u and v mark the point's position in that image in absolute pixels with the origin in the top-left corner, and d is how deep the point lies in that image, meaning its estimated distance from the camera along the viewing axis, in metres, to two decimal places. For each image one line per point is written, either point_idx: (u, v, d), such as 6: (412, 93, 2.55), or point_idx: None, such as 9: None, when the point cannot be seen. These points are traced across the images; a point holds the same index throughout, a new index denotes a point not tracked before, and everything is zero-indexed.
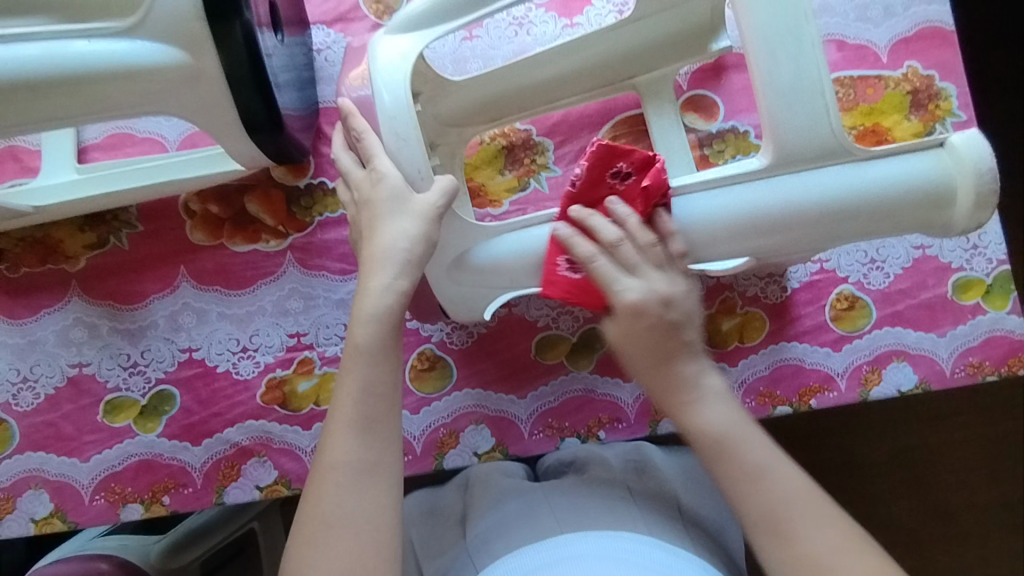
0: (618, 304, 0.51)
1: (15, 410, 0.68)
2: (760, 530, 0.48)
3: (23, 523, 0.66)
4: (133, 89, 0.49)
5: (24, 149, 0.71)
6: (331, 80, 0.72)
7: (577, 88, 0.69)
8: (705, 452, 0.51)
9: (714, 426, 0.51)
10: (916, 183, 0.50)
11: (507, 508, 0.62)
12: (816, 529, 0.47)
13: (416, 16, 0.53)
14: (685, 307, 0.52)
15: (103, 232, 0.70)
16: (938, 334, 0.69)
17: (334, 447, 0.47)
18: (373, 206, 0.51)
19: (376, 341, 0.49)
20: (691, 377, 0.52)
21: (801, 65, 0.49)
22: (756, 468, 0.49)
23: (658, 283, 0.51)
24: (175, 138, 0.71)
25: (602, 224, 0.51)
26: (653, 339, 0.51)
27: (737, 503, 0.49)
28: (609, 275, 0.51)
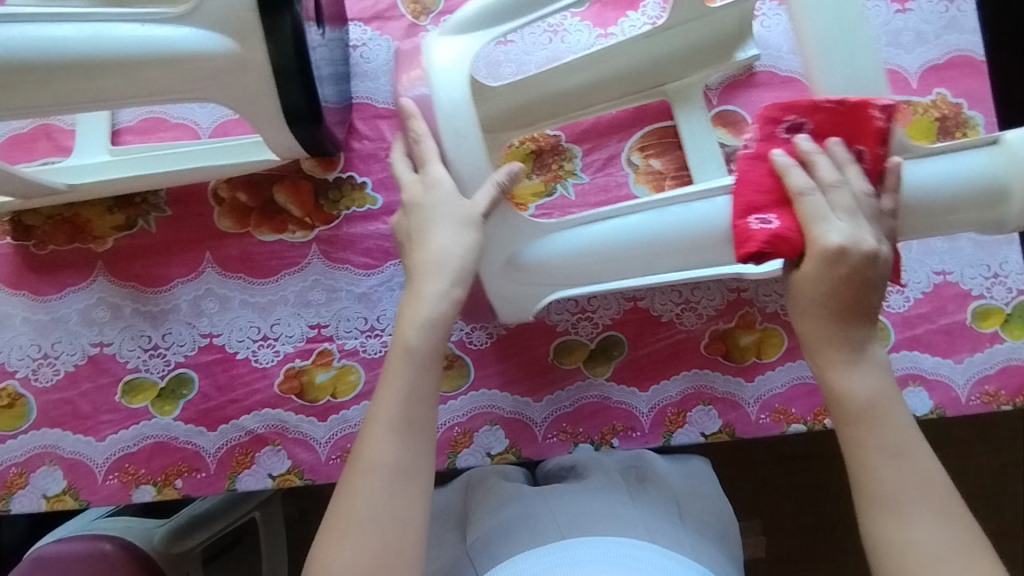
0: (827, 246, 0.49)
1: (33, 386, 0.68)
2: (875, 510, 0.47)
3: (35, 499, 0.67)
4: (179, 74, 0.50)
5: (58, 128, 0.72)
6: (365, 77, 0.73)
7: (609, 94, 0.70)
8: (847, 416, 0.49)
9: (866, 392, 0.50)
10: (969, 180, 0.51)
11: (508, 514, 0.61)
12: (929, 516, 0.46)
13: (468, 18, 0.55)
14: (879, 270, 0.50)
15: (132, 214, 0.71)
16: (955, 360, 0.69)
17: (370, 448, 0.48)
18: (426, 210, 0.52)
19: (426, 345, 0.51)
20: (856, 340, 0.51)
21: (856, 66, 0.53)
22: (901, 447, 0.48)
23: (858, 231, 0.50)
24: (208, 125, 0.72)
25: (835, 160, 0.51)
26: (840, 295, 0.50)
27: (863, 478, 0.48)
28: (818, 213, 0.50)
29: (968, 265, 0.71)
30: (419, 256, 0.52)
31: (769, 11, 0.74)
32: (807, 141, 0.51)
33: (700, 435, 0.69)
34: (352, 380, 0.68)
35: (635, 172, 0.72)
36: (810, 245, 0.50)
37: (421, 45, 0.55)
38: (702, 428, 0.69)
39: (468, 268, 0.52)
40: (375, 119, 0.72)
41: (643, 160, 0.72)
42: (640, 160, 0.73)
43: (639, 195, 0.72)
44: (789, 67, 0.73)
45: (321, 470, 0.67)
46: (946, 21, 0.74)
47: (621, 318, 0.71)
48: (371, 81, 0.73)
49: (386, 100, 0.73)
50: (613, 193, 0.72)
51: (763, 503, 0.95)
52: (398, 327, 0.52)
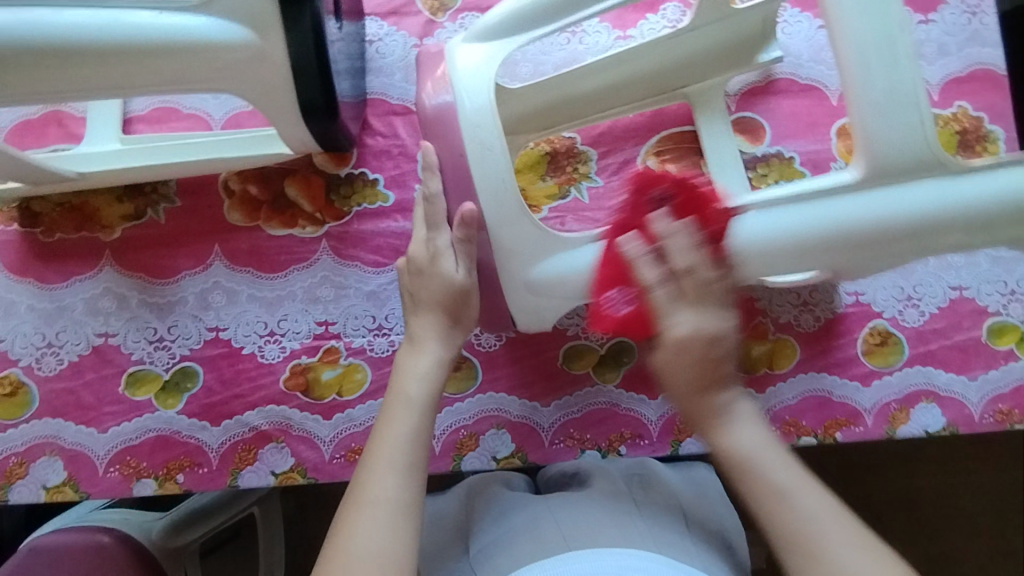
0: (676, 334, 0.50)
1: (36, 374, 0.67)
2: (790, 551, 0.45)
3: (34, 490, 0.66)
4: (196, 65, 0.49)
5: (69, 115, 0.71)
6: (380, 73, 0.72)
7: (629, 97, 0.70)
8: (731, 473, 0.48)
9: (744, 445, 0.48)
10: (1001, 200, 0.49)
11: (511, 523, 0.59)
12: (847, 551, 0.43)
13: (492, 26, 0.54)
14: (724, 337, 0.50)
15: (140, 204, 0.70)
16: (969, 377, 0.69)
17: (376, 484, 0.47)
18: (425, 276, 0.57)
19: (428, 395, 0.53)
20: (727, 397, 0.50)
21: (897, 76, 0.48)
22: (783, 491, 0.46)
23: (708, 319, 0.50)
24: (220, 116, 0.71)
25: (681, 246, 0.51)
26: (687, 361, 0.49)
27: (768, 528, 0.46)
28: (665, 306, 0.50)
29: (985, 281, 0.70)
30: (415, 318, 0.57)
31: (791, 18, 0.74)
32: (661, 223, 0.52)
33: None
34: (358, 379, 0.68)
35: None
36: (663, 335, 0.50)
37: (444, 51, 0.55)
38: None
39: (455, 339, 0.56)
40: (389, 115, 0.72)
41: (659, 165, 0.72)
42: (656, 165, 0.72)
43: None
44: (810, 75, 0.72)
45: (325, 469, 0.66)
46: (969, 34, 0.74)
47: None
48: (386, 76, 0.72)
49: (400, 96, 0.72)
50: (627, 198, 0.71)
51: None
52: (398, 377, 0.54)
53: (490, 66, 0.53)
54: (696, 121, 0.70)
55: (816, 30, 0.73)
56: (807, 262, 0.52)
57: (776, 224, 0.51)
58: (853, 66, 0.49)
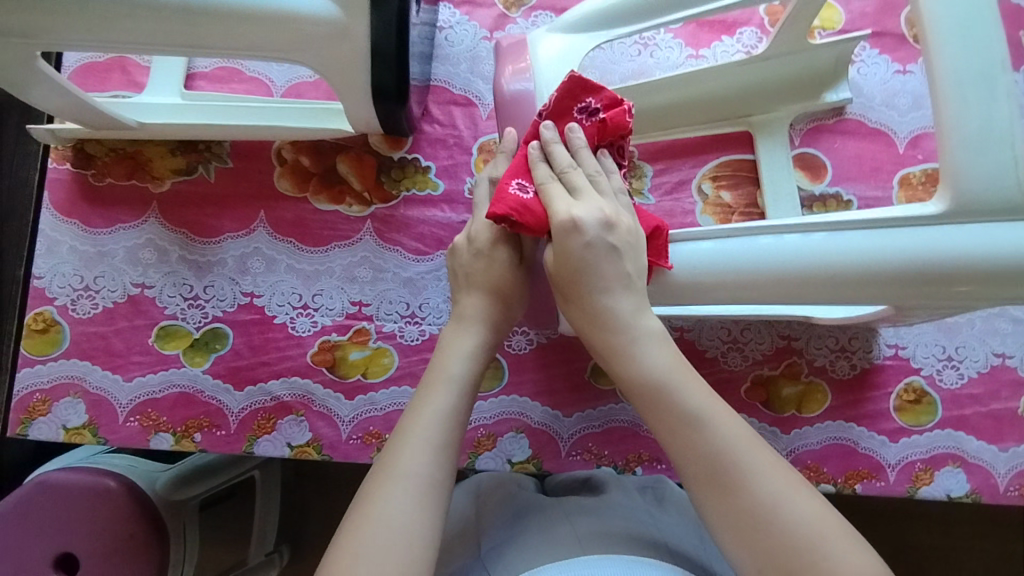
0: (562, 218, 0.47)
1: (70, 315, 0.68)
2: (701, 488, 0.42)
3: (53, 429, 0.66)
4: (274, 33, 0.49)
5: (134, 63, 0.71)
6: (446, 61, 0.71)
7: (692, 119, 0.70)
8: (642, 401, 0.46)
9: (651, 373, 0.46)
10: None
11: (527, 524, 0.58)
12: (759, 479, 0.41)
13: (579, 20, 0.56)
14: (629, 239, 0.49)
15: (193, 159, 0.70)
16: (999, 447, 0.67)
17: (405, 456, 0.48)
18: (485, 258, 0.56)
19: (467, 375, 0.53)
20: (627, 316, 0.47)
21: (992, 115, 0.46)
22: (692, 418, 0.44)
23: (599, 206, 0.49)
24: (282, 84, 0.71)
25: (574, 154, 0.51)
26: (582, 267, 0.47)
27: (680, 462, 0.44)
28: (556, 194, 0.49)
29: None
30: (465, 297, 0.56)
31: (868, 58, 0.72)
32: (548, 130, 0.51)
33: None
34: (384, 364, 0.67)
35: (703, 201, 0.70)
36: (551, 220, 0.48)
37: (526, 40, 0.59)
38: None
39: (500, 330, 0.57)
40: (449, 104, 0.71)
41: (714, 190, 0.71)
42: (710, 190, 0.71)
43: (704, 225, 0.70)
44: (879, 119, 0.71)
45: (340, 448, 0.66)
46: None
47: None
48: (451, 65, 0.71)
49: (463, 87, 0.71)
50: (677, 219, 0.70)
51: None
52: (437, 356, 0.54)
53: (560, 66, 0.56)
54: (758, 152, 0.69)
55: (892, 74, 0.72)
56: (869, 294, 0.48)
57: (839, 245, 0.48)
58: (948, 98, 0.47)
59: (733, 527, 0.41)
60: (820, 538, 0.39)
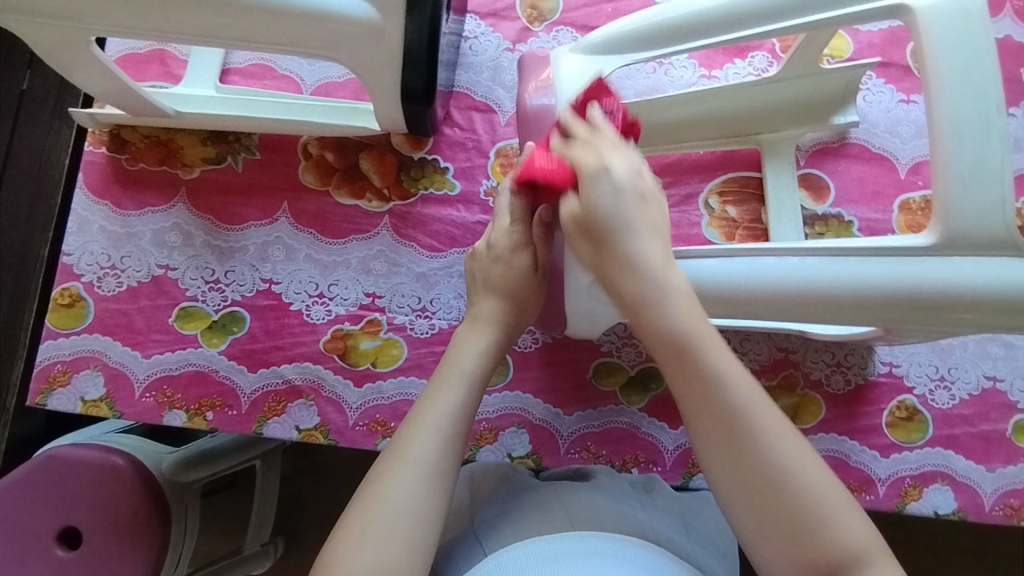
0: (592, 168, 0.48)
1: (95, 292, 0.70)
2: (712, 439, 0.44)
3: (72, 400, 0.69)
4: (313, 31, 0.52)
5: (172, 56, 0.75)
6: (470, 68, 0.75)
7: (703, 134, 0.72)
8: (662, 353, 0.46)
9: (676, 326, 0.45)
10: None
11: (518, 501, 0.61)
12: (770, 442, 0.43)
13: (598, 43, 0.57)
14: (654, 201, 0.49)
15: (222, 150, 0.73)
16: (987, 468, 0.69)
17: (415, 444, 0.50)
18: (502, 264, 0.59)
19: (478, 370, 0.55)
20: (656, 269, 0.46)
21: (986, 154, 0.48)
22: (712, 375, 0.44)
23: (627, 168, 0.48)
24: (312, 82, 0.75)
25: (597, 127, 0.51)
26: (608, 220, 0.47)
27: (694, 413, 0.45)
28: (584, 155, 0.49)
29: (1019, 377, 0.71)
30: (482, 299, 0.59)
31: (874, 87, 0.75)
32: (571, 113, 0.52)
33: None
34: (394, 354, 0.70)
35: (709, 215, 0.73)
36: (581, 169, 0.49)
37: (550, 57, 0.59)
38: None
39: (513, 326, 0.59)
40: (470, 110, 0.74)
41: (720, 205, 0.73)
42: (717, 204, 0.73)
43: (708, 238, 0.73)
44: (882, 145, 0.74)
45: (346, 433, 0.69)
46: None
47: None
48: (474, 73, 0.75)
49: (484, 94, 0.75)
50: (683, 231, 0.73)
51: None
52: (451, 349, 0.57)
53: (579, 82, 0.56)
54: (764, 171, 0.72)
55: (896, 103, 0.75)
56: (860, 316, 0.51)
57: (836, 271, 0.51)
58: (944, 138, 0.49)
59: (737, 480, 0.43)
60: (819, 497, 0.42)
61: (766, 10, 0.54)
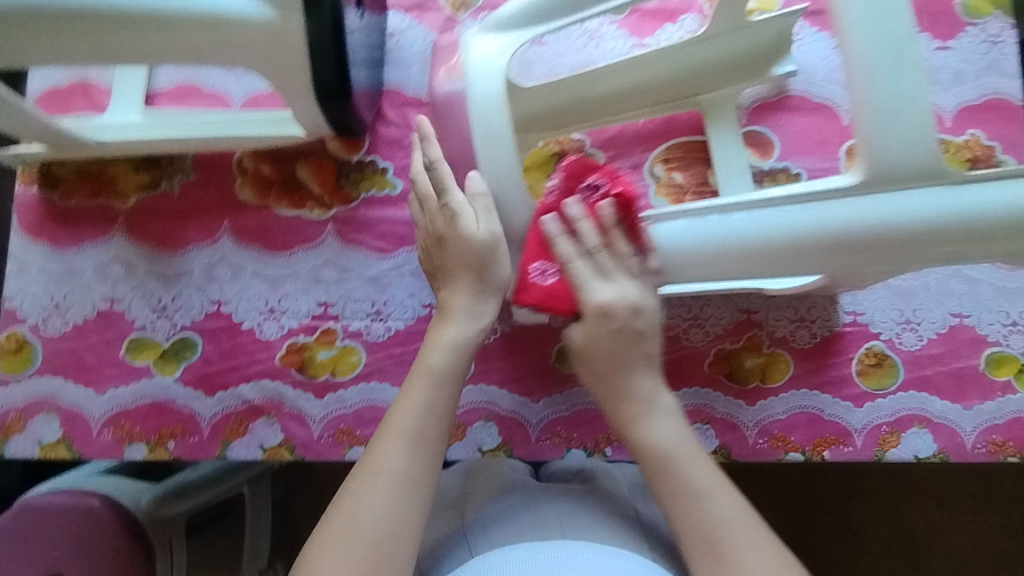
0: (593, 305, 0.55)
1: (42, 333, 0.69)
2: (699, 552, 0.51)
3: (30, 446, 0.67)
4: (212, 37, 0.51)
5: (94, 86, 0.73)
6: (399, 64, 0.74)
7: (641, 103, 0.71)
8: (649, 468, 0.55)
9: (662, 442, 0.55)
10: (1009, 209, 0.47)
11: (511, 501, 0.62)
12: (755, 557, 0.50)
13: (505, 18, 0.56)
14: (648, 320, 0.56)
15: (156, 175, 0.72)
16: (964, 406, 0.68)
17: (385, 454, 0.50)
18: (449, 241, 0.57)
19: (448, 366, 0.55)
20: (643, 393, 0.56)
21: (902, 87, 0.47)
22: (696, 490, 0.53)
23: (632, 290, 0.55)
24: (240, 97, 0.73)
25: (582, 234, 0.55)
26: (611, 346, 0.55)
27: (679, 525, 0.52)
28: (584, 277, 0.55)
29: (986, 310, 0.70)
30: (445, 280, 0.58)
31: (807, 36, 0.74)
32: (575, 208, 0.55)
33: None
34: (352, 361, 0.69)
35: (656, 183, 0.72)
36: (583, 304, 0.56)
37: (462, 40, 0.57)
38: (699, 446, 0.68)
39: (484, 296, 0.57)
40: (403, 106, 0.73)
41: (666, 173, 0.72)
42: (662, 172, 0.72)
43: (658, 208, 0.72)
44: (822, 94, 0.73)
45: (312, 447, 0.67)
46: (987, 62, 0.72)
47: None
48: (403, 68, 0.74)
49: (415, 89, 0.73)
50: None
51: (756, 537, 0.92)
52: (425, 345, 0.56)
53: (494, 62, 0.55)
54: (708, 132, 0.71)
55: (831, 49, 0.74)
56: (798, 267, 0.51)
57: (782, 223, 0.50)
58: (861, 73, 0.48)
59: None
60: None
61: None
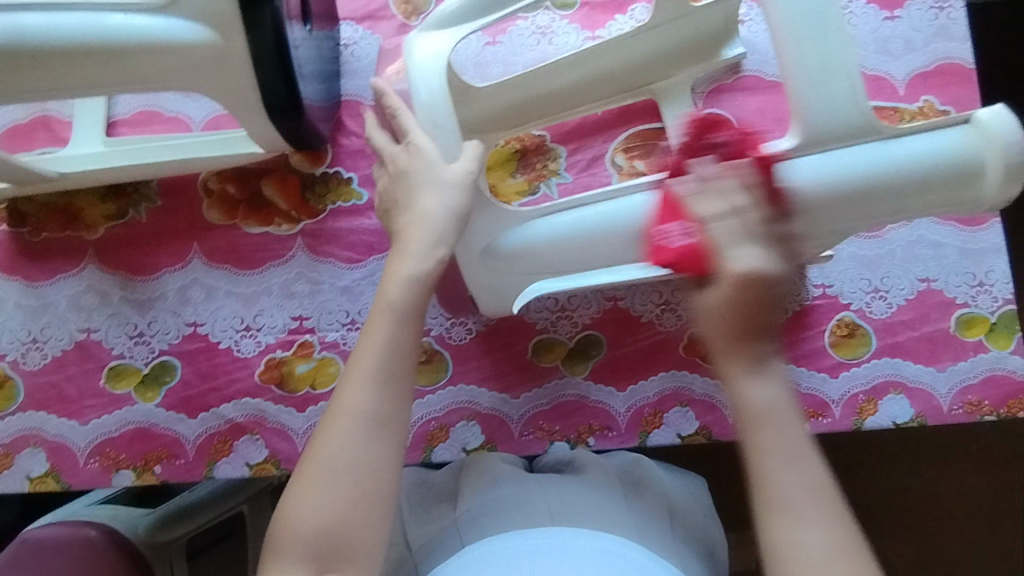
0: (733, 270, 0.42)
1: (22, 368, 0.70)
2: (768, 512, 0.41)
3: (19, 480, 0.68)
4: (159, 63, 0.52)
5: (55, 119, 0.74)
6: (355, 75, 0.74)
7: (595, 95, 0.72)
8: (745, 421, 0.42)
9: (764, 400, 0.42)
10: (938, 157, 0.50)
11: (502, 490, 0.61)
12: (827, 534, 0.40)
13: (447, 15, 0.56)
14: (780, 288, 0.43)
15: (123, 203, 0.73)
16: (937, 368, 0.69)
17: (351, 393, 0.47)
18: (411, 174, 0.53)
19: (409, 302, 0.50)
20: (760, 350, 0.43)
21: (829, 54, 0.49)
22: (790, 456, 0.41)
23: (769, 259, 0.43)
24: (201, 119, 0.74)
25: (697, 204, 0.45)
26: (752, 309, 0.42)
27: (759, 485, 0.41)
28: (730, 239, 0.43)
29: (953, 273, 0.70)
30: (404, 218, 0.53)
31: (756, 16, 0.75)
32: (690, 185, 0.47)
33: (676, 436, 0.69)
34: (331, 373, 0.69)
35: (619, 173, 0.73)
36: (722, 271, 0.43)
37: (405, 41, 0.57)
38: (680, 429, 0.69)
39: (446, 233, 0.52)
40: (363, 116, 0.74)
41: (627, 162, 0.73)
42: (624, 161, 0.73)
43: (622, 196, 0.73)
44: (775, 73, 0.74)
45: (298, 460, 0.68)
46: (936, 28, 0.72)
47: (600, 317, 0.71)
48: (360, 78, 0.74)
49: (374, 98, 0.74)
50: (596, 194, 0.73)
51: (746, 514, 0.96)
52: (383, 280, 0.52)
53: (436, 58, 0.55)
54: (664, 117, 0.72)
55: None
56: None
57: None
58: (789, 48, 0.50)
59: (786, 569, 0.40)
60: None
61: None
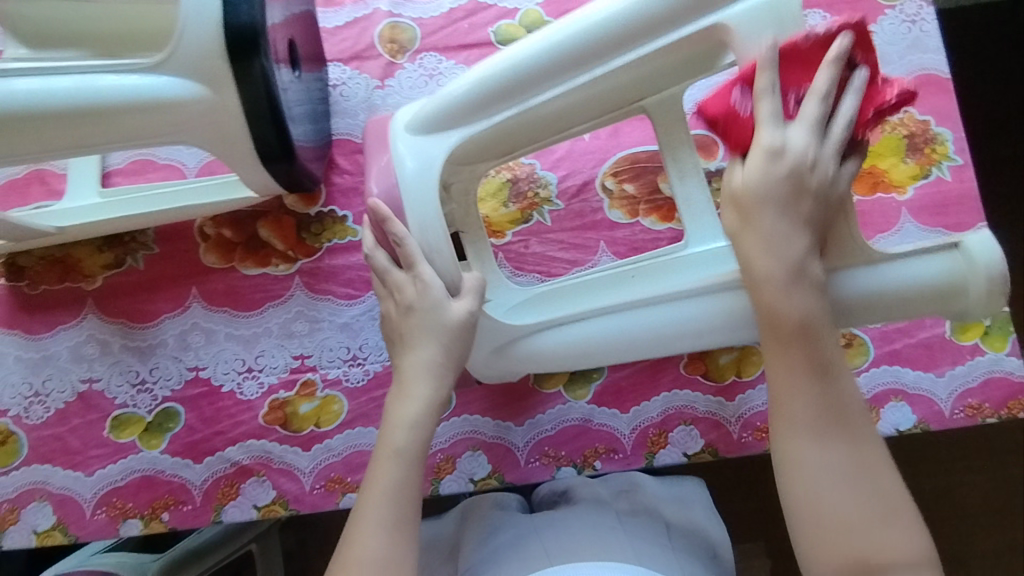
0: (769, 142, 0.49)
1: (25, 423, 0.70)
2: (779, 424, 0.50)
3: (26, 535, 0.68)
4: (153, 117, 0.55)
5: (51, 173, 0.75)
6: (345, 115, 0.76)
7: (585, 116, 0.62)
8: (778, 338, 0.50)
9: (794, 314, 0.49)
10: (927, 281, 0.53)
11: (500, 539, 0.62)
12: (836, 441, 0.48)
13: (431, 119, 0.58)
14: (819, 172, 0.49)
15: (120, 252, 0.73)
16: (936, 373, 0.69)
17: (364, 544, 0.51)
18: (416, 312, 0.55)
19: (415, 443, 0.54)
20: (800, 260, 0.50)
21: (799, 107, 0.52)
22: (821, 370, 0.49)
23: (805, 142, 0.49)
24: (195, 165, 0.75)
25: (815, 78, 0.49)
26: (781, 192, 0.49)
27: (775, 393, 0.50)
28: (772, 114, 0.49)
29: None
30: (410, 354, 0.55)
31: None
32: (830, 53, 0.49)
33: (683, 455, 0.69)
34: (335, 410, 0.69)
35: (609, 197, 0.74)
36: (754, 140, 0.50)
37: (393, 136, 0.59)
38: (685, 448, 0.69)
39: (451, 372, 0.55)
40: (354, 154, 0.75)
41: (617, 185, 0.74)
42: (614, 186, 0.74)
43: (614, 219, 0.74)
44: None
45: (305, 500, 0.68)
46: (909, 41, 0.74)
47: None
48: (350, 117, 0.76)
49: None
50: (587, 219, 0.74)
51: (761, 527, 0.96)
52: (386, 425, 0.55)
53: (438, 140, 0.58)
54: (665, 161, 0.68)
55: None
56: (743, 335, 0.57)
57: (709, 308, 0.56)
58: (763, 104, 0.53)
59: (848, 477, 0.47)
60: (871, 494, 0.47)
61: (596, 49, 0.54)
